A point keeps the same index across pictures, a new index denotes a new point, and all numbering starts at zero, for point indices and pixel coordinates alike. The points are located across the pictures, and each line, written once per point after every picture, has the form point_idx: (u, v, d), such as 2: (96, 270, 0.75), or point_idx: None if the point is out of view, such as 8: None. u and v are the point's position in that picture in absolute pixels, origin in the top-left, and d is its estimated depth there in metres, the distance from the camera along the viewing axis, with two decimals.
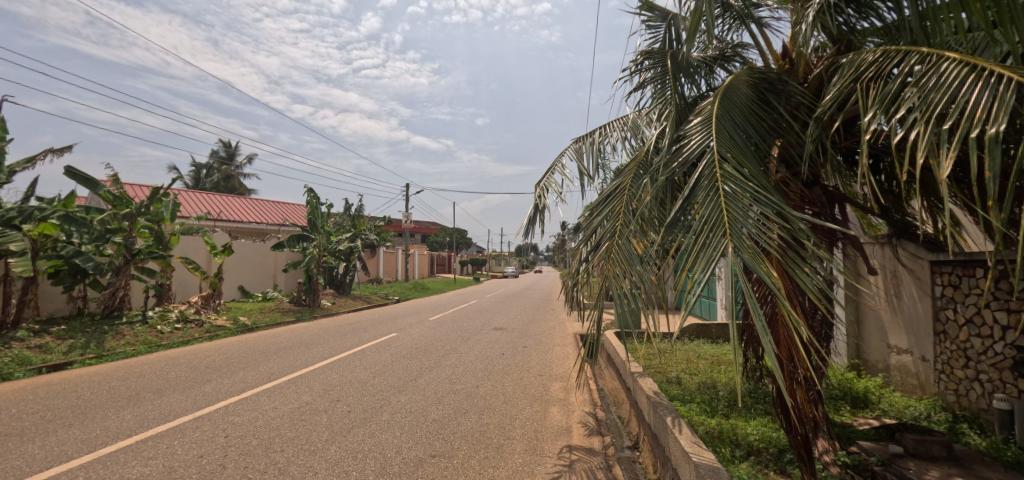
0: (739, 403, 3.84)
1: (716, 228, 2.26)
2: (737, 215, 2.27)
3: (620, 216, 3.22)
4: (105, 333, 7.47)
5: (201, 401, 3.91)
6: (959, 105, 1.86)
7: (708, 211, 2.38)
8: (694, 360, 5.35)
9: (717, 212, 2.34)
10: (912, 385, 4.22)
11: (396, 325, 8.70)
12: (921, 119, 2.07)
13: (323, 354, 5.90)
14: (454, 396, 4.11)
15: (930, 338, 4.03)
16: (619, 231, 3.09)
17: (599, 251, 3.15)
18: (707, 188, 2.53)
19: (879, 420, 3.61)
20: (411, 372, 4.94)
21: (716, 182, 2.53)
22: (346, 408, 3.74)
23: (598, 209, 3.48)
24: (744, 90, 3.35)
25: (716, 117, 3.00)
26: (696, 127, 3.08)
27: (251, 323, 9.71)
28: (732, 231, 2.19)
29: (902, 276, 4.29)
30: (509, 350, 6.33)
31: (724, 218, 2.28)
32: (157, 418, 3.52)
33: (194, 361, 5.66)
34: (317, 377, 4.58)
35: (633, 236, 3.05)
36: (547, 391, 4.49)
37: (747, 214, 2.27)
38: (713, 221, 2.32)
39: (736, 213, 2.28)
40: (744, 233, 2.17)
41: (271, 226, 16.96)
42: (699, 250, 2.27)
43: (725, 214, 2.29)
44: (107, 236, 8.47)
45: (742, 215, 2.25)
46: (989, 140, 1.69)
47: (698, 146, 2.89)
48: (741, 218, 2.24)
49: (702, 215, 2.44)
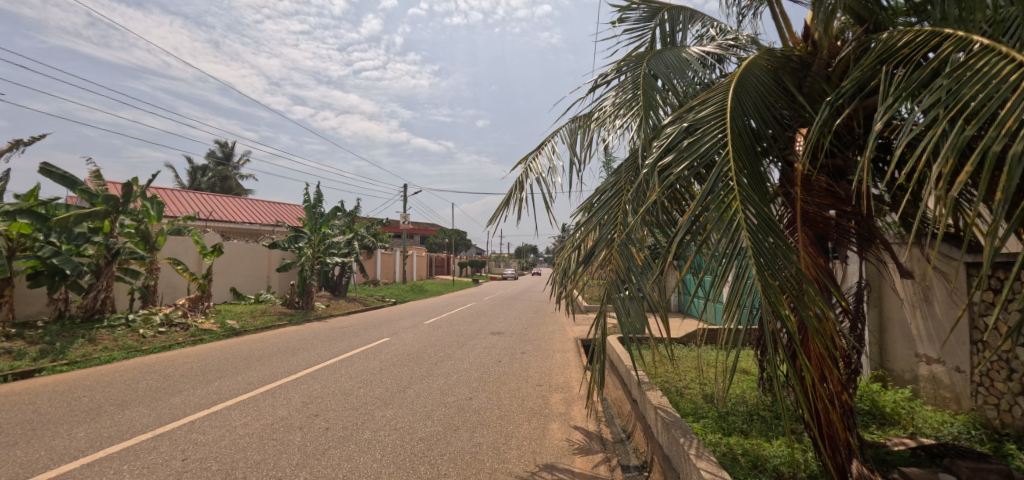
0: (758, 419, 3.51)
1: (732, 253, 1.88)
2: (757, 237, 1.87)
3: (618, 218, 2.84)
4: (81, 338, 7.12)
5: (165, 416, 3.57)
6: (988, 106, 1.34)
7: (720, 233, 1.95)
8: (703, 369, 5.03)
9: (731, 230, 1.93)
10: (944, 398, 3.86)
11: (389, 329, 8.36)
12: (941, 118, 1.55)
13: (308, 360, 5.55)
14: (444, 410, 3.75)
15: (966, 347, 3.68)
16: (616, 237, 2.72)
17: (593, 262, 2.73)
18: (720, 191, 2.09)
19: (915, 439, 3.23)
20: (400, 381, 4.58)
21: (729, 186, 2.11)
22: (325, 424, 3.38)
23: (592, 210, 3.10)
24: (757, 73, 2.91)
25: (724, 104, 2.54)
26: (702, 112, 2.62)
27: (240, 327, 9.31)
28: (752, 266, 1.80)
29: (933, 279, 3.92)
30: (506, 357, 5.96)
31: (743, 237, 1.88)
32: (111, 437, 3.17)
33: (170, 369, 5.31)
34: (297, 388, 4.23)
35: (633, 242, 2.67)
36: (547, 403, 4.12)
37: (764, 243, 1.87)
38: (730, 242, 1.91)
39: (755, 234, 1.87)
40: (769, 266, 1.80)
41: (266, 227, 16.62)
42: (713, 281, 1.89)
43: (745, 242, 1.86)
44: (87, 235, 8.17)
45: (763, 248, 1.84)
46: (1013, 156, 1.19)
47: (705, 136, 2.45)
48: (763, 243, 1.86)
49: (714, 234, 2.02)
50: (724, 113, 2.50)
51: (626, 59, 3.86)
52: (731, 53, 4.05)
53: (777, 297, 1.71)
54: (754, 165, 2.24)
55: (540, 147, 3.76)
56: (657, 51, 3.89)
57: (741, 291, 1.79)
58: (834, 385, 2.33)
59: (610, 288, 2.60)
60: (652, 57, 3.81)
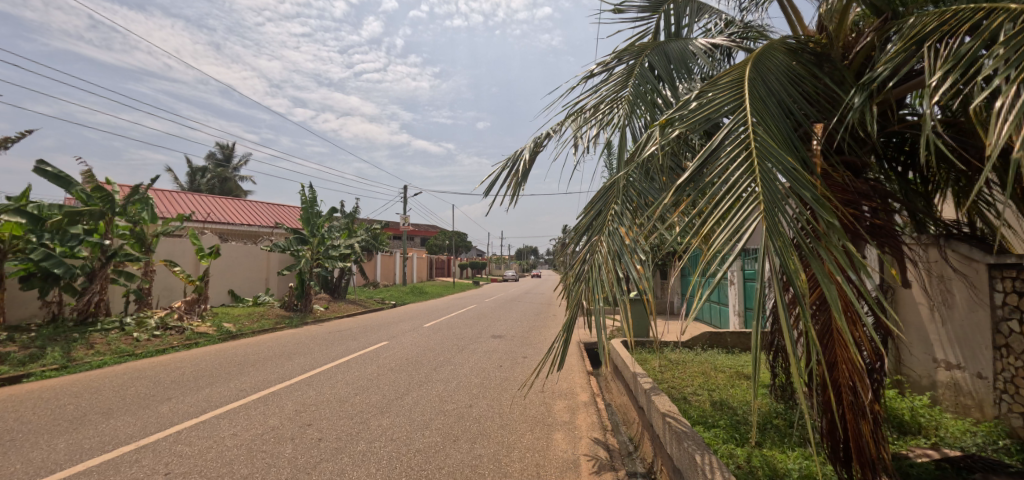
0: (771, 428, 3.33)
1: (734, 198, 1.58)
2: (769, 183, 1.55)
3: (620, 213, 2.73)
4: (73, 342, 6.97)
5: (151, 426, 3.42)
6: None
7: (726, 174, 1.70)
8: (711, 374, 4.87)
9: (740, 177, 1.65)
10: (967, 405, 3.68)
11: (388, 333, 8.21)
12: (1007, 91, 1.34)
13: (303, 365, 5.40)
14: (443, 419, 3.59)
15: (988, 352, 3.50)
16: (608, 230, 2.70)
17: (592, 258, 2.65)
18: (736, 143, 1.81)
19: (941, 451, 3.04)
20: (398, 388, 4.42)
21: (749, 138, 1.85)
22: (318, 434, 3.22)
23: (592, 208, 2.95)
24: (774, 60, 2.77)
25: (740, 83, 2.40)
26: (716, 89, 2.46)
27: (236, 330, 9.15)
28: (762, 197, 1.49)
29: (952, 280, 3.74)
30: (508, 361, 5.80)
31: (754, 181, 1.58)
32: (93, 449, 3.02)
33: (162, 375, 5.16)
34: (291, 395, 4.08)
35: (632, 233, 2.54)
36: (550, 411, 3.95)
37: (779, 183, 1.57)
38: (734, 187, 1.61)
39: (766, 179, 1.56)
40: (775, 208, 1.45)
41: (264, 229, 16.49)
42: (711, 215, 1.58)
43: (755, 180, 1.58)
44: (81, 236, 7.99)
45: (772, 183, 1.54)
46: None
47: (716, 113, 2.28)
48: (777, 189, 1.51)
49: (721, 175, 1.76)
50: (741, 91, 2.34)
51: (633, 49, 3.70)
52: (741, 45, 3.93)
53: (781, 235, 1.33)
54: (772, 130, 1.97)
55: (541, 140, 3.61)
56: (661, 42, 3.74)
57: (736, 230, 1.45)
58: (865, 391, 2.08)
59: (603, 282, 2.46)
60: (658, 49, 3.65)
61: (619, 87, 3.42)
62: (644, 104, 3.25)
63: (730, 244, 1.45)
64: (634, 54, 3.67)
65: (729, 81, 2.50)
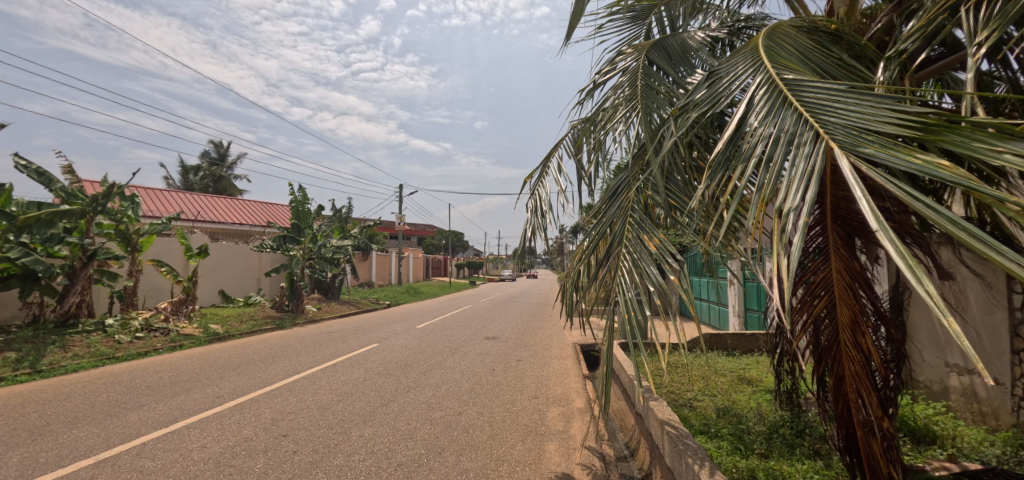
0: (778, 438, 3.13)
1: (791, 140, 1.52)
2: (829, 108, 1.51)
3: (632, 209, 2.61)
4: (50, 345, 6.72)
5: (116, 437, 3.20)
6: None
7: (773, 137, 1.60)
8: (712, 378, 4.69)
9: (796, 135, 1.53)
10: (982, 413, 3.50)
11: (379, 334, 7.98)
12: None
13: (287, 369, 5.16)
14: (429, 429, 3.38)
15: (1005, 357, 3.33)
16: (626, 232, 2.48)
17: (608, 257, 2.50)
18: (766, 98, 1.80)
19: (960, 462, 2.85)
20: (384, 394, 4.20)
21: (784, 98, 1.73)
22: (293, 446, 3.00)
23: (612, 208, 2.76)
24: (788, 42, 2.61)
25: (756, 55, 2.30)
26: (731, 66, 2.38)
27: (223, 332, 8.90)
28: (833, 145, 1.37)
29: (966, 281, 3.57)
30: (501, 365, 5.59)
31: (809, 121, 1.51)
32: (48, 463, 2.79)
33: (138, 380, 4.91)
34: (269, 402, 3.86)
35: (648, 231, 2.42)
36: (543, 419, 3.75)
37: (847, 116, 1.44)
38: (785, 131, 1.57)
39: (820, 109, 1.53)
40: (856, 123, 1.40)
41: (257, 228, 16.23)
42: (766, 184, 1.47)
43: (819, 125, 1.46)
44: (60, 235, 7.82)
45: (839, 122, 1.42)
46: None
47: (736, 86, 2.21)
48: (846, 105, 1.48)
49: (763, 142, 1.65)
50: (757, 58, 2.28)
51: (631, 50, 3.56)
52: (744, 35, 3.71)
53: (876, 142, 1.30)
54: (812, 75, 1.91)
55: (550, 150, 3.40)
56: (661, 37, 3.57)
57: (803, 187, 1.35)
58: (876, 410, 1.80)
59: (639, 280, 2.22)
60: (659, 44, 3.51)
61: (630, 86, 3.18)
62: (649, 98, 3.01)
63: (800, 193, 1.31)
64: (637, 50, 3.48)
65: (743, 56, 2.40)
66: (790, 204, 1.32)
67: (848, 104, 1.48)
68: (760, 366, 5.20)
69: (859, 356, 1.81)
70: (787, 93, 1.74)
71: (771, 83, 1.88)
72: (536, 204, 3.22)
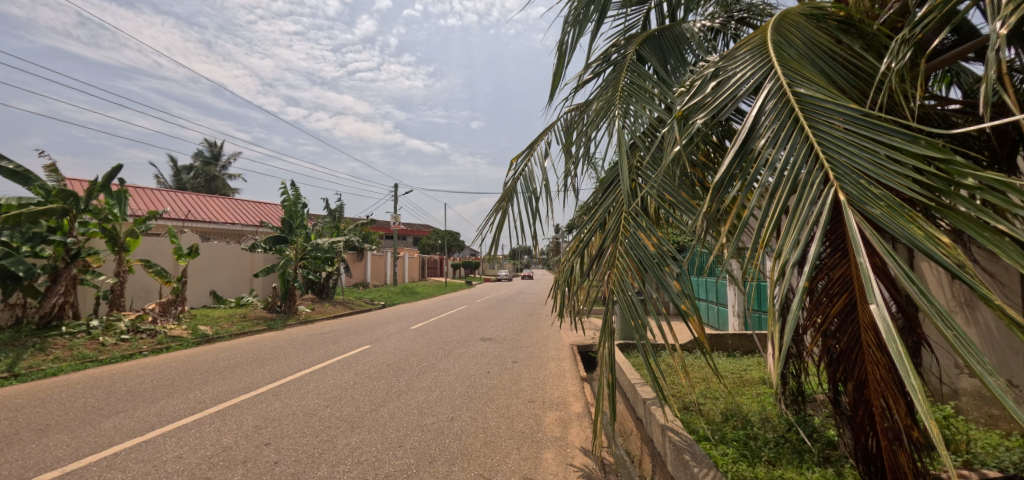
0: (786, 444, 2.98)
1: (802, 176, 1.44)
2: (842, 148, 1.43)
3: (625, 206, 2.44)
4: (30, 348, 6.49)
5: (87, 447, 3.02)
6: None
7: (782, 166, 1.54)
8: (713, 380, 4.55)
9: (805, 169, 1.47)
10: (995, 417, 3.36)
11: (372, 335, 7.80)
12: None
13: (274, 373, 4.99)
14: (419, 436, 3.21)
15: (1020, 358, 3.19)
16: (622, 226, 2.33)
17: (602, 256, 2.37)
18: (775, 118, 1.72)
19: (977, 471, 2.71)
20: (373, 399, 4.03)
21: (794, 124, 1.66)
22: (273, 456, 2.83)
23: (605, 208, 2.62)
24: (794, 34, 2.47)
25: (765, 54, 2.15)
26: (739, 64, 2.22)
27: (213, 333, 8.68)
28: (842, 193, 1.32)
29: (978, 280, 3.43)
30: (496, 367, 5.44)
31: (819, 162, 1.45)
32: (11, 476, 2.61)
33: (118, 384, 4.72)
34: (253, 408, 3.69)
35: (644, 230, 2.26)
36: (539, 425, 3.59)
37: (857, 162, 1.38)
38: (796, 165, 1.49)
39: (834, 145, 1.45)
40: (866, 172, 1.34)
41: (249, 227, 15.99)
42: (773, 220, 1.41)
43: (828, 168, 1.40)
44: (43, 235, 7.62)
45: (848, 171, 1.36)
46: None
47: (741, 86, 2.07)
48: (861, 147, 1.41)
49: (772, 167, 1.58)
50: (766, 60, 2.14)
51: (623, 41, 3.36)
52: (745, 26, 3.56)
53: (883, 200, 1.25)
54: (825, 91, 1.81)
55: (536, 138, 3.19)
56: (654, 31, 3.36)
57: (806, 229, 1.30)
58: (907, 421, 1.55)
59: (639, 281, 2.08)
60: (653, 37, 3.33)
61: (617, 80, 2.98)
62: (640, 91, 2.80)
63: (798, 249, 1.28)
64: (631, 43, 3.28)
65: (751, 53, 2.24)
66: (788, 252, 1.31)
67: (861, 146, 1.41)
68: (761, 367, 5.08)
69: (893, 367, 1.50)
70: (801, 116, 1.65)
71: (783, 100, 1.78)
72: (521, 193, 3.00)
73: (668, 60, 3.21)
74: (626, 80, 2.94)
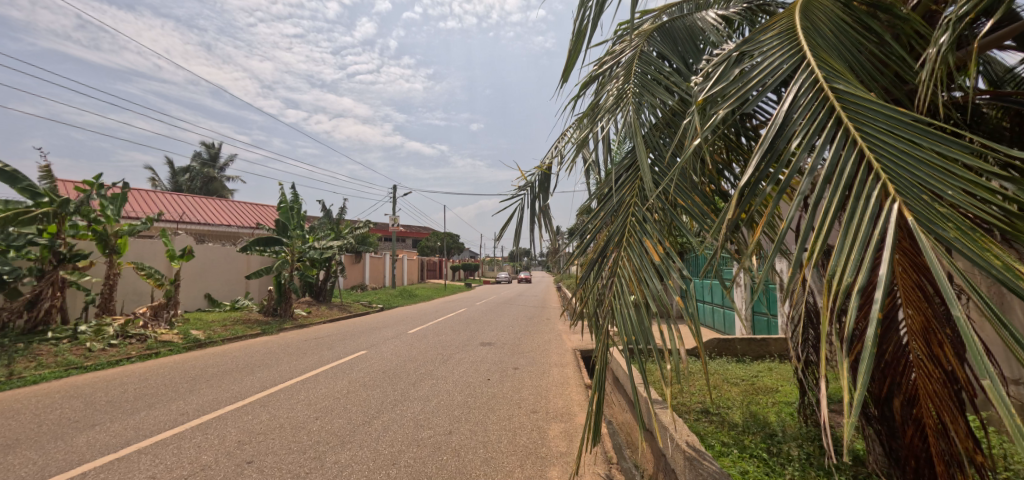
0: (811, 461, 2.76)
1: (848, 185, 1.17)
2: (891, 154, 1.16)
3: (636, 210, 2.21)
4: (13, 354, 6.25)
5: (55, 464, 2.80)
6: None
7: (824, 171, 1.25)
8: (724, 387, 4.34)
9: (855, 176, 1.18)
10: None
11: (368, 340, 7.57)
12: None
13: (265, 381, 4.76)
14: (415, 453, 2.99)
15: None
16: (631, 234, 2.08)
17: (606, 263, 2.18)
18: (812, 117, 1.45)
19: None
20: (366, 410, 3.80)
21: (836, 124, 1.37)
22: (256, 476, 2.60)
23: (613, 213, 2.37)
24: (821, 17, 2.22)
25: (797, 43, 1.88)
26: (766, 49, 1.95)
27: (205, 338, 8.43)
28: (906, 209, 1.04)
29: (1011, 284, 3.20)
30: (496, 374, 5.21)
31: (875, 169, 1.16)
32: None
33: (99, 393, 4.48)
34: (237, 421, 3.47)
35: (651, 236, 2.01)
36: (544, 439, 3.36)
37: (917, 170, 1.10)
38: (843, 173, 1.21)
39: (885, 152, 1.17)
40: (927, 185, 1.07)
41: (245, 229, 15.75)
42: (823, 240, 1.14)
43: (884, 179, 1.12)
44: (29, 236, 7.48)
45: (910, 181, 1.08)
46: None
47: (768, 76, 1.83)
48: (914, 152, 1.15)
49: (813, 172, 1.29)
50: (798, 47, 1.88)
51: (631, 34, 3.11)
52: (759, 15, 3.34)
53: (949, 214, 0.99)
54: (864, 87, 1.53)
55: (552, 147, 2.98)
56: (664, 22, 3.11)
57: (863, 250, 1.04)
58: (966, 442, 1.27)
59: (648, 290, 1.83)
60: (664, 30, 3.08)
61: (628, 73, 2.73)
62: (654, 86, 2.56)
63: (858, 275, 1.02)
64: (640, 36, 3.02)
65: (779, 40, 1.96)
66: (845, 278, 1.06)
67: (916, 152, 1.14)
68: (772, 374, 4.86)
69: (939, 373, 1.19)
70: (842, 115, 1.37)
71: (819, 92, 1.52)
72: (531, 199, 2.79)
73: (679, 55, 2.96)
74: (638, 74, 2.69)
